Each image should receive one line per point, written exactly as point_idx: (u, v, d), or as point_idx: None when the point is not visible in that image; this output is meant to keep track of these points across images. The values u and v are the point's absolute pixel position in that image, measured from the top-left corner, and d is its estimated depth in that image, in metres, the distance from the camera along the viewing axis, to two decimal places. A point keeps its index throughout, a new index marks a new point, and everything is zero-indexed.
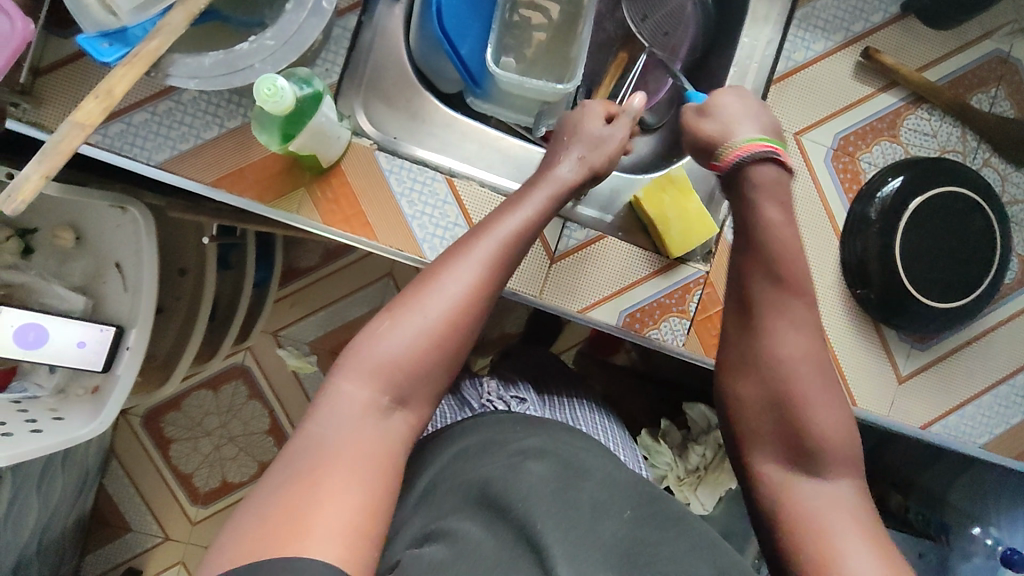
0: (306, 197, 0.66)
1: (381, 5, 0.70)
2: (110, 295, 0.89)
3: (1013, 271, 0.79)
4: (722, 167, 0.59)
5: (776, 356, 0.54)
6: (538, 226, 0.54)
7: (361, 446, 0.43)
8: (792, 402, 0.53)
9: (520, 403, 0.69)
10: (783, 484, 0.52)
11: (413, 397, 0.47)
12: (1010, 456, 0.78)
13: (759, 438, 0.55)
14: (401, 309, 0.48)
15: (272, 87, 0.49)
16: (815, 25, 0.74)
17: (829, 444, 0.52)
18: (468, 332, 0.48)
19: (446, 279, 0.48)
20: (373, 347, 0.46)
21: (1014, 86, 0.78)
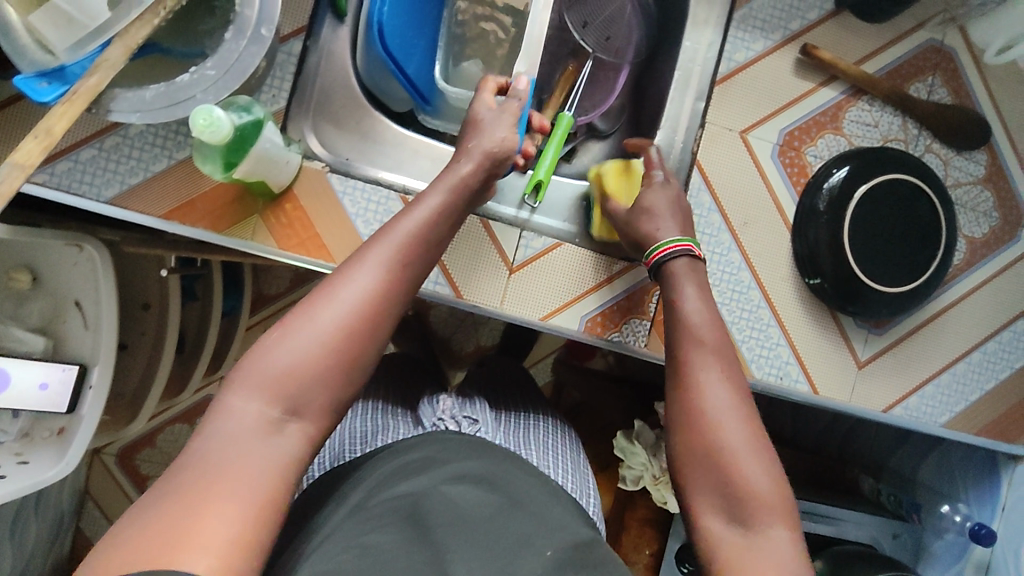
0: (260, 224, 0.66)
1: (326, 27, 0.70)
2: (70, 335, 0.87)
3: (961, 252, 0.81)
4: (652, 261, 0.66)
5: (701, 413, 0.53)
6: (433, 234, 0.55)
7: (249, 461, 0.43)
8: (723, 468, 0.51)
9: (472, 423, 0.69)
10: (725, 561, 0.48)
11: (310, 408, 0.47)
12: (971, 432, 0.80)
13: (701, 510, 0.51)
14: (294, 321, 0.48)
15: (207, 117, 0.47)
16: (753, 25, 0.76)
17: (769, 515, 0.49)
18: (364, 340, 0.49)
19: (342, 288, 0.49)
20: (266, 359, 0.47)
21: (949, 74, 0.80)
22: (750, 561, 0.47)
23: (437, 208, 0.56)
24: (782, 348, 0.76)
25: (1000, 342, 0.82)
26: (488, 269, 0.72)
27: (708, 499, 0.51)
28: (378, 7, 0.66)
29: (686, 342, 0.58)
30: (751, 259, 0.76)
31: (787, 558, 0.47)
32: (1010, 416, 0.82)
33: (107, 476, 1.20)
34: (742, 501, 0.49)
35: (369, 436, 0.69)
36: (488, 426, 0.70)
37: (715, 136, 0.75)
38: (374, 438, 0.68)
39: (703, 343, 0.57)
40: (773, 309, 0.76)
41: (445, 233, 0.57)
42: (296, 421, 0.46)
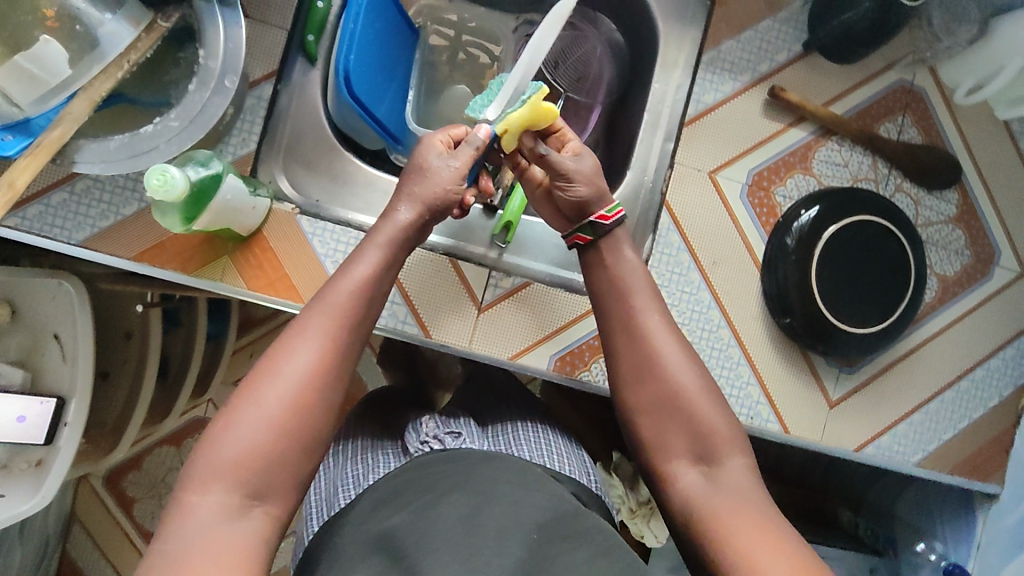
0: (229, 264, 0.67)
1: (297, 70, 0.70)
2: (49, 367, 0.88)
3: (933, 290, 0.81)
4: (610, 217, 0.65)
5: (655, 362, 0.58)
6: (378, 286, 0.56)
7: (214, 549, 0.45)
8: (682, 412, 0.57)
9: (456, 437, 0.66)
10: (691, 493, 0.54)
11: (270, 489, 0.48)
12: (944, 471, 0.80)
13: (667, 456, 0.56)
14: (240, 404, 0.49)
15: (162, 176, 0.48)
16: (721, 67, 0.77)
17: (726, 448, 0.55)
18: (314, 413, 0.50)
19: (283, 363, 0.50)
20: (218, 449, 0.48)
21: (920, 113, 0.80)
22: (712, 489, 0.53)
23: (379, 259, 0.57)
24: (752, 387, 0.76)
25: (973, 380, 0.82)
26: (457, 309, 0.72)
27: (673, 446, 0.56)
28: (344, 55, 0.64)
29: (636, 295, 0.62)
30: (721, 298, 0.76)
31: (745, 483, 0.54)
32: (983, 454, 0.81)
33: (93, 500, 1.20)
34: (703, 437, 0.56)
35: (358, 477, 0.65)
36: (475, 439, 0.67)
37: (683, 176, 0.76)
38: (362, 480, 0.64)
39: (650, 295, 0.62)
40: (743, 348, 0.76)
41: (390, 282, 0.58)
42: (259, 504, 0.48)
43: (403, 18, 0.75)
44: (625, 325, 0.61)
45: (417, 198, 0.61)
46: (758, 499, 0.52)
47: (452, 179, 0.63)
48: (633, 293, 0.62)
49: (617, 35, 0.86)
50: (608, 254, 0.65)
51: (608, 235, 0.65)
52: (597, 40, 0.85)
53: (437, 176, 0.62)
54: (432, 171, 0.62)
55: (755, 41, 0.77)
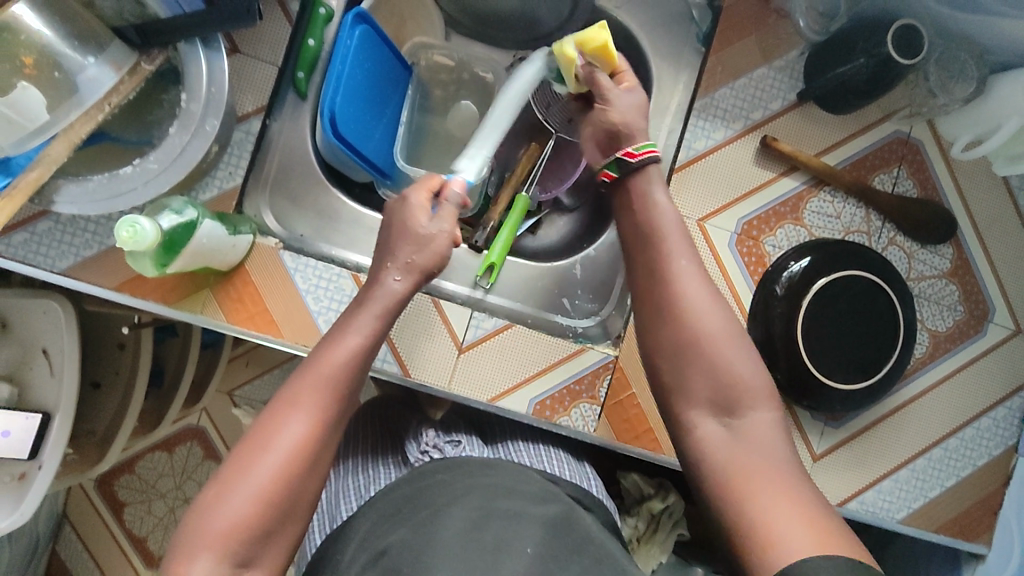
0: (210, 297, 0.67)
1: (287, 105, 0.71)
2: (35, 382, 0.88)
3: (924, 345, 0.80)
4: (637, 156, 0.62)
5: (682, 309, 0.56)
6: (369, 353, 0.56)
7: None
8: (704, 356, 0.55)
9: (455, 447, 0.68)
10: (709, 444, 0.54)
11: (258, 556, 0.48)
12: (929, 529, 0.79)
13: (688, 402, 0.56)
14: (230, 477, 0.49)
15: (132, 228, 0.51)
16: (713, 114, 0.76)
17: (750, 402, 0.54)
18: (303, 481, 0.50)
19: (275, 436, 0.50)
20: (207, 522, 0.47)
21: (916, 166, 0.79)
22: (729, 445, 0.53)
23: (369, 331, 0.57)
24: None
25: (963, 439, 0.80)
26: (436, 350, 0.72)
27: (694, 396, 0.55)
28: (330, 96, 0.66)
29: (665, 237, 0.59)
30: None
31: (767, 436, 0.53)
32: (972, 514, 0.80)
33: (83, 503, 1.19)
34: (725, 388, 0.54)
35: (361, 488, 0.67)
36: (474, 447, 0.69)
37: None
38: (365, 491, 0.66)
39: (679, 236, 0.59)
40: None
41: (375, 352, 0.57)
42: (247, 571, 0.48)
43: (396, 57, 0.76)
44: (654, 268, 0.58)
45: (412, 262, 0.59)
46: (781, 459, 0.51)
47: (446, 243, 0.60)
48: (657, 236, 0.60)
49: None
50: (636, 200, 0.62)
51: (633, 173, 0.63)
52: None
53: (432, 238, 0.59)
54: (422, 236, 0.59)
55: (750, 88, 0.76)
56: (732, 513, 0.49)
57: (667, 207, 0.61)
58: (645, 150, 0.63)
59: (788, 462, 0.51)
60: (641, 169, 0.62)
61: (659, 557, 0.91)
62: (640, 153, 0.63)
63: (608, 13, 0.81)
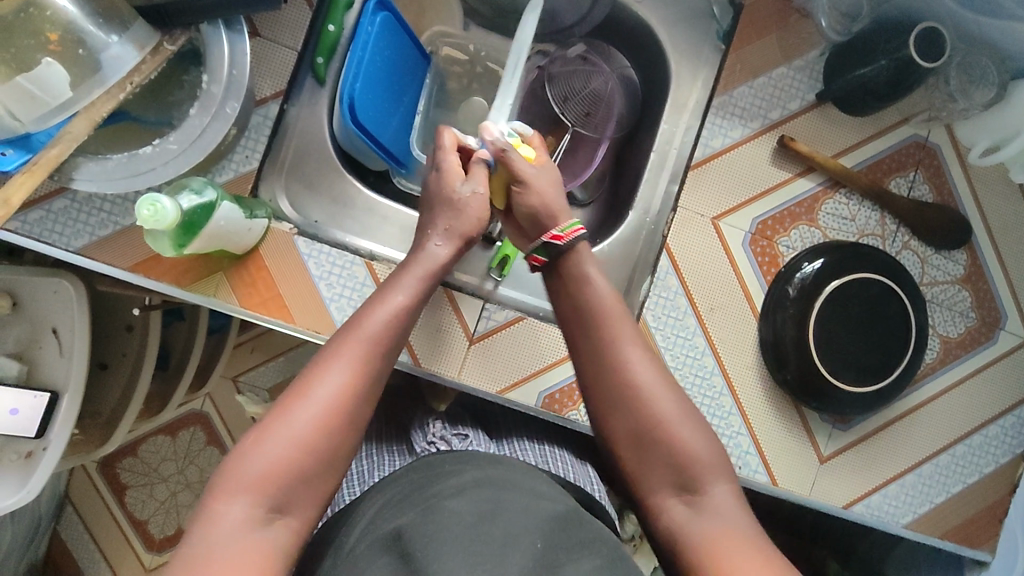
0: (224, 280, 0.67)
1: (306, 90, 0.71)
2: (44, 362, 0.88)
3: (935, 351, 0.79)
4: (563, 238, 0.63)
5: (635, 395, 0.57)
6: (410, 312, 0.56)
7: (243, 556, 0.45)
8: (661, 442, 0.56)
9: (462, 440, 0.70)
10: (677, 524, 0.54)
11: (293, 503, 0.49)
12: (934, 534, 0.78)
13: (652, 484, 0.56)
14: (271, 422, 0.49)
15: (153, 207, 0.51)
16: (731, 113, 0.76)
17: (709, 476, 0.55)
18: (342, 433, 0.51)
19: (316, 385, 0.50)
20: (245, 465, 0.48)
21: (932, 170, 0.79)
22: (696, 523, 0.53)
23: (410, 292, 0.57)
24: (742, 437, 0.75)
25: (970, 446, 0.80)
26: (448, 340, 0.72)
27: (658, 477, 0.56)
28: (350, 83, 0.66)
29: (608, 321, 0.60)
30: (717, 345, 0.75)
31: (729, 508, 0.54)
32: (976, 521, 0.80)
33: (85, 485, 1.20)
34: (685, 468, 0.55)
35: (364, 474, 0.68)
36: (480, 442, 0.71)
37: (686, 221, 0.75)
38: (368, 477, 0.68)
39: (626, 323, 0.60)
40: (736, 398, 0.75)
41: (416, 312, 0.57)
42: (282, 516, 0.48)
43: (415, 46, 0.76)
44: (603, 356, 0.59)
45: (451, 227, 0.62)
46: (744, 527, 0.52)
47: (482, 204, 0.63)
48: (601, 325, 0.60)
49: (631, 72, 0.85)
50: (572, 282, 0.63)
51: (563, 255, 0.63)
52: (611, 76, 0.84)
53: (467, 202, 0.62)
54: (459, 200, 0.62)
55: (769, 88, 0.76)
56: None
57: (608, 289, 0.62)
58: (571, 229, 0.64)
59: (749, 525, 0.53)
60: (569, 250, 0.63)
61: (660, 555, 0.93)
62: (567, 234, 0.63)
63: (629, 8, 0.80)
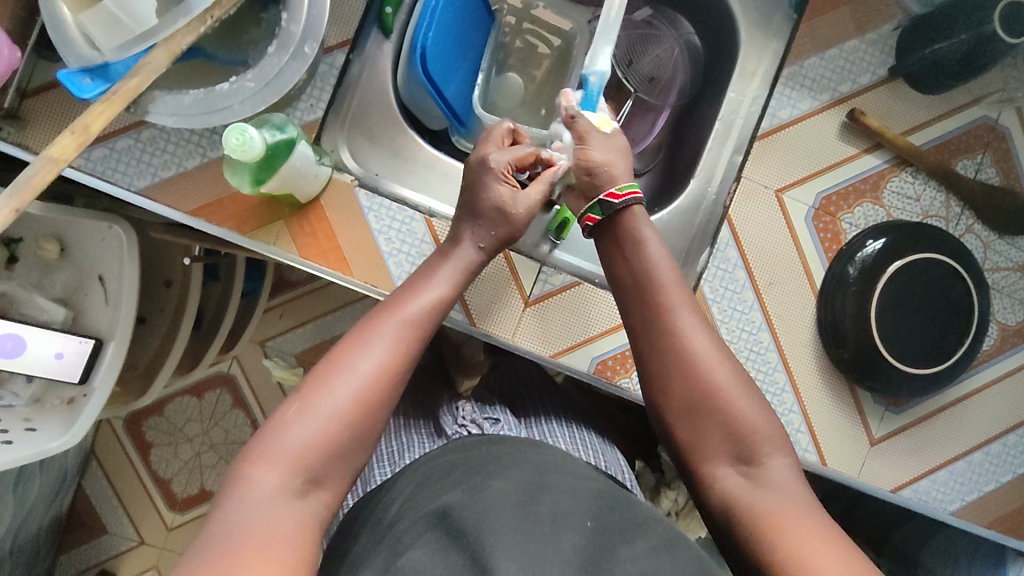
0: (283, 230, 0.66)
1: (371, 40, 0.71)
2: (90, 308, 0.88)
3: (992, 338, 0.78)
4: (619, 198, 0.62)
5: (692, 364, 0.56)
6: (446, 300, 0.58)
7: (278, 521, 0.44)
8: (719, 410, 0.55)
9: (493, 424, 0.69)
10: (734, 496, 0.52)
11: (328, 476, 0.48)
12: (980, 524, 0.77)
13: (707, 456, 0.55)
14: (310, 393, 0.49)
15: (241, 136, 0.52)
16: (801, 83, 0.75)
17: (766, 447, 0.54)
18: (380, 408, 0.51)
19: (357, 360, 0.51)
20: (284, 434, 0.48)
21: (1000, 154, 0.77)
22: (755, 494, 0.51)
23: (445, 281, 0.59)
24: (794, 415, 0.74)
25: (1023, 436, 0.78)
26: (505, 301, 0.72)
27: (713, 446, 0.55)
28: (423, 32, 0.67)
29: (662, 287, 0.59)
30: (773, 321, 0.73)
31: (788, 482, 0.52)
32: None
33: (113, 440, 1.20)
34: (741, 439, 0.54)
35: (396, 455, 0.70)
36: (511, 427, 0.71)
37: (750, 192, 0.74)
38: (399, 458, 0.69)
39: (679, 291, 0.59)
40: (789, 374, 0.74)
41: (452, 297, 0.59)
42: (316, 488, 0.48)
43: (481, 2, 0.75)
44: (657, 322, 0.58)
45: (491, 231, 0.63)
46: (804, 500, 0.51)
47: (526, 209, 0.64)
48: (653, 290, 0.59)
49: (695, 39, 0.85)
50: (627, 245, 0.62)
51: (618, 215, 0.62)
52: (675, 42, 0.85)
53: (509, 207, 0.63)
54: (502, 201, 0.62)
55: (840, 60, 0.75)
56: (765, 553, 0.48)
57: (662, 255, 0.61)
58: (629, 190, 0.62)
59: (809, 500, 0.51)
60: (624, 211, 0.62)
61: (697, 529, 0.96)
62: (623, 194, 0.62)
63: None
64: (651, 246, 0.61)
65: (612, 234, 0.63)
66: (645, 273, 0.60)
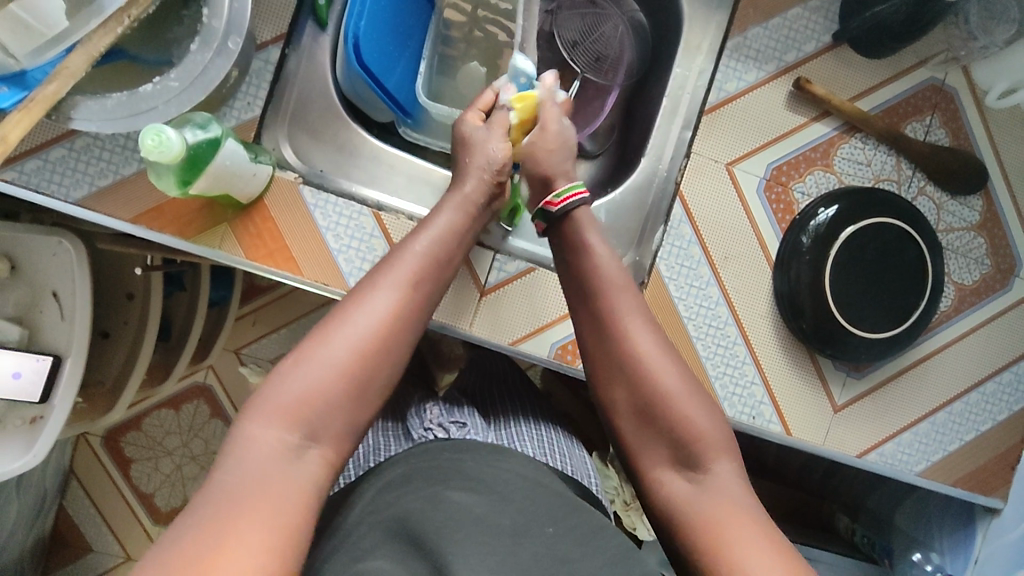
0: (228, 232, 0.65)
1: (307, 35, 0.70)
2: (46, 325, 0.85)
3: (949, 298, 0.78)
4: (556, 204, 0.64)
5: (639, 372, 0.56)
6: (443, 250, 0.58)
7: (278, 476, 0.43)
8: (665, 416, 0.54)
9: (459, 428, 0.68)
10: (677, 501, 0.52)
11: (325, 433, 0.47)
12: (946, 483, 0.78)
13: (650, 459, 0.55)
14: (308, 347, 0.48)
15: (157, 137, 0.51)
16: (746, 55, 0.74)
17: (711, 452, 0.53)
18: (381, 363, 0.49)
19: (356, 313, 0.50)
20: (284, 386, 0.47)
21: (949, 114, 0.77)
22: (697, 498, 0.51)
23: (446, 226, 0.60)
24: (756, 387, 0.74)
25: (984, 393, 0.78)
26: (459, 291, 0.71)
27: (658, 452, 0.54)
28: (355, 21, 0.66)
29: (608, 294, 0.59)
30: (730, 295, 0.73)
31: (732, 487, 0.51)
32: (989, 469, 0.79)
33: (91, 457, 1.17)
34: (686, 445, 0.53)
35: (364, 457, 0.69)
36: (478, 431, 0.69)
37: (700, 167, 0.74)
38: (366, 460, 0.68)
39: (631, 295, 0.59)
40: (750, 347, 0.74)
41: (454, 248, 0.59)
42: (314, 446, 0.46)
43: None
44: (603, 326, 0.58)
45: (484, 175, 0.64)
46: (750, 505, 0.49)
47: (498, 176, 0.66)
48: (603, 290, 0.59)
49: (640, 17, 0.84)
50: (571, 248, 0.63)
51: (558, 221, 0.64)
52: (620, 20, 0.83)
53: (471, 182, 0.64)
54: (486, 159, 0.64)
55: (784, 28, 0.74)
56: (705, 557, 0.47)
57: (609, 259, 0.61)
58: (566, 196, 0.65)
59: (753, 505, 0.50)
60: (562, 217, 0.64)
61: None
62: (560, 201, 0.64)
63: None
64: (597, 249, 0.62)
65: (562, 244, 0.64)
66: (592, 275, 0.60)
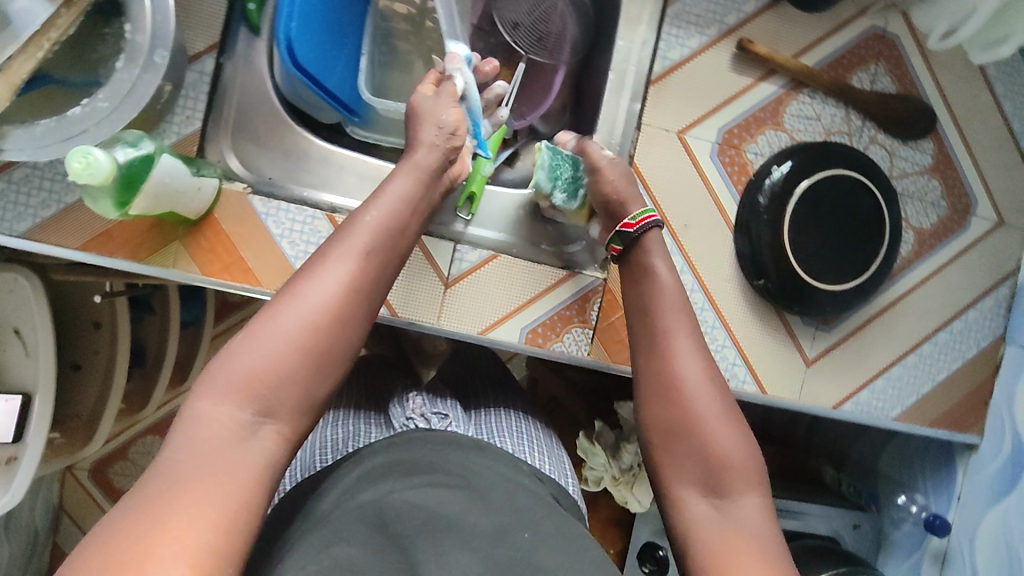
0: (181, 249, 0.64)
1: (241, 41, 0.69)
2: (11, 362, 0.83)
3: (909, 244, 0.79)
4: (634, 226, 0.64)
5: (679, 389, 0.54)
6: (397, 219, 0.55)
7: (226, 463, 0.42)
8: (696, 438, 0.52)
9: (441, 419, 0.67)
10: (696, 524, 0.50)
11: (281, 409, 0.45)
12: (921, 424, 0.79)
13: (673, 475, 0.53)
14: (259, 321, 0.47)
15: (85, 159, 0.50)
16: (686, 21, 0.75)
17: (738, 481, 0.51)
18: (336, 335, 0.48)
19: (309, 286, 0.48)
20: (232, 363, 0.45)
21: (894, 62, 0.77)
22: (718, 524, 0.49)
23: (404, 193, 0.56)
24: (728, 349, 0.74)
25: (952, 333, 0.80)
26: (424, 285, 0.70)
27: (682, 471, 0.52)
28: (285, 22, 0.65)
29: (667, 314, 0.58)
30: (694, 261, 0.74)
31: (754, 521, 0.49)
32: (963, 406, 0.80)
33: (78, 491, 1.15)
34: (714, 470, 0.51)
35: (341, 442, 0.66)
36: (459, 424, 0.68)
37: (650, 138, 0.74)
38: (345, 444, 0.66)
39: (687, 318, 0.58)
40: (719, 312, 0.74)
41: (411, 216, 0.56)
42: (268, 422, 0.44)
43: None
44: (654, 345, 0.57)
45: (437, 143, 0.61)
46: (771, 543, 0.48)
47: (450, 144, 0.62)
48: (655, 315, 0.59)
49: None
50: (640, 273, 0.63)
51: (635, 243, 0.65)
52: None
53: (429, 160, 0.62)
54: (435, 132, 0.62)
55: None
56: None
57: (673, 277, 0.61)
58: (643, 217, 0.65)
59: (773, 542, 0.48)
60: (641, 236, 0.64)
61: None
62: (637, 222, 0.64)
63: None
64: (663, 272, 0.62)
65: (632, 265, 0.64)
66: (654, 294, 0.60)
